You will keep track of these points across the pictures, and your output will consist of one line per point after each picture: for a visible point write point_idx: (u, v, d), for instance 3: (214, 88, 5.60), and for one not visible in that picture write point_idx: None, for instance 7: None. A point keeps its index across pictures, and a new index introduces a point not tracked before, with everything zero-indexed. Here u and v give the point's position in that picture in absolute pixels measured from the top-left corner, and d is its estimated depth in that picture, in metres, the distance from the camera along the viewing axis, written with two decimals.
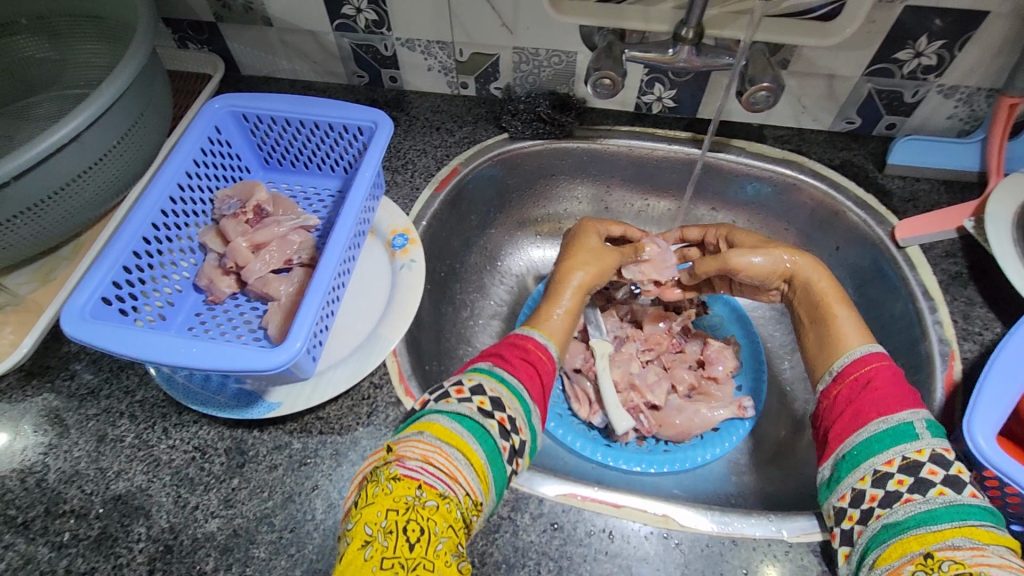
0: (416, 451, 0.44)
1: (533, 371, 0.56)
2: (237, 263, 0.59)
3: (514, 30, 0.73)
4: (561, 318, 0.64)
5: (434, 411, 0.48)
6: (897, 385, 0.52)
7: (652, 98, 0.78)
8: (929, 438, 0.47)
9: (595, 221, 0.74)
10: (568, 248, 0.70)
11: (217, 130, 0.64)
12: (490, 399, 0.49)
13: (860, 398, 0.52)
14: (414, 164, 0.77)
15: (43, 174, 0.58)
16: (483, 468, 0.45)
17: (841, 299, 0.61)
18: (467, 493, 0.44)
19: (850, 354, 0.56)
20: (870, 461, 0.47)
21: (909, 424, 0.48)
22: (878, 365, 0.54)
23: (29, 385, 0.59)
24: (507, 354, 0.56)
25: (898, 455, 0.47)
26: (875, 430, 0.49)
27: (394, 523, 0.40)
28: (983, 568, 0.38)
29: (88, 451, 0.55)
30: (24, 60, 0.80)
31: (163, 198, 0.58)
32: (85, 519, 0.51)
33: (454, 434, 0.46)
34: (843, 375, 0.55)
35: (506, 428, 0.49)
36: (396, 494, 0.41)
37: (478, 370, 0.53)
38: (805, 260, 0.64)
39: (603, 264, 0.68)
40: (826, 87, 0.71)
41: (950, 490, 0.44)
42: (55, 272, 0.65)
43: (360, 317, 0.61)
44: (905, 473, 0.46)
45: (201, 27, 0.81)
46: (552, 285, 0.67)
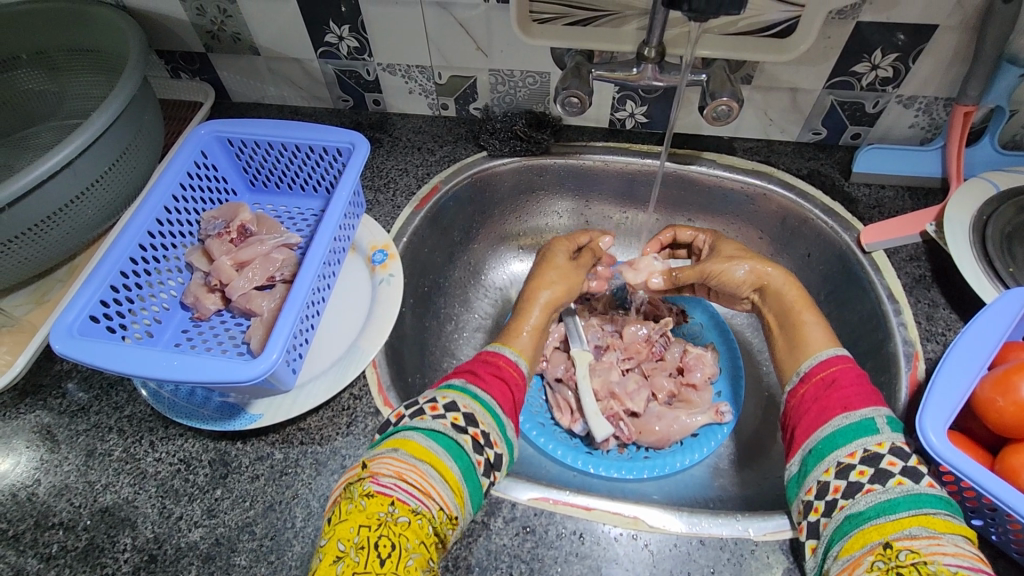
0: (390, 468, 0.45)
1: (505, 387, 0.57)
2: (221, 280, 0.61)
3: (489, 54, 0.76)
4: (530, 334, 0.66)
5: (408, 427, 0.49)
6: (860, 384, 0.53)
7: (625, 114, 0.80)
8: (890, 433, 0.48)
9: (563, 237, 0.75)
10: (539, 265, 0.72)
11: (204, 154, 0.67)
12: (464, 415, 0.51)
13: (826, 396, 0.53)
14: (396, 183, 0.80)
15: (37, 199, 0.61)
16: (457, 483, 0.47)
17: (808, 305, 0.63)
18: (442, 508, 0.45)
19: (816, 356, 0.57)
20: (834, 453, 0.49)
21: (871, 419, 0.49)
22: (843, 365, 0.55)
23: (22, 403, 0.61)
24: (480, 370, 0.57)
25: (860, 447, 0.48)
26: (838, 426, 0.50)
27: (366, 539, 0.41)
28: (937, 557, 0.40)
29: (78, 465, 0.57)
30: (24, 93, 0.84)
31: (150, 220, 0.60)
32: (73, 531, 0.53)
33: (429, 451, 0.47)
34: (810, 374, 0.56)
35: (480, 442, 0.50)
36: (370, 510, 0.43)
37: (451, 387, 0.54)
38: (776, 272, 0.66)
39: (570, 281, 0.70)
40: (791, 100, 0.74)
41: (909, 479, 0.45)
42: (50, 294, 0.68)
43: (340, 331, 0.63)
44: (865, 465, 0.47)
45: (192, 57, 0.85)
46: (520, 302, 0.69)
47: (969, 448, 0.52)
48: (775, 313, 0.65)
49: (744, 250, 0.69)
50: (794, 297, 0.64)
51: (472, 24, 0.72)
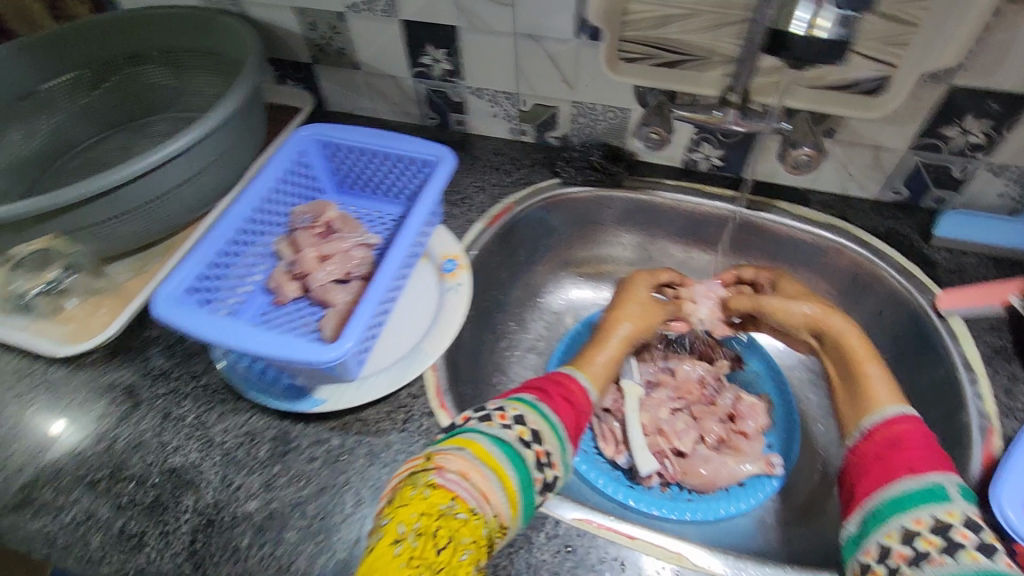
0: (455, 465, 0.46)
1: (573, 412, 0.58)
2: (304, 270, 0.65)
3: (573, 86, 0.79)
4: (605, 363, 0.67)
5: (475, 430, 0.50)
6: (930, 448, 0.51)
7: (700, 156, 0.81)
8: (961, 503, 0.46)
9: (645, 271, 0.77)
10: (620, 298, 0.74)
11: (302, 154, 0.72)
12: (531, 431, 0.52)
13: (889, 456, 0.52)
14: (471, 199, 0.83)
15: (154, 178, 0.67)
16: (515, 492, 0.47)
17: (876, 357, 0.62)
18: (496, 516, 0.46)
19: (880, 413, 0.56)
20: (899, 518, 0.47)
21: (940, 486, 0.47)
22: (908, 425, 0.53)
23: (112, 361, 0.66)
24: (551, 390, 0.58)
25: (928, 515, 0.46)
26: (904, 489, 0.48)
27: (426, 527, 0.42)
28: None
29: (153, 425, 0.61)
30: (150, 87, 0.94)
31: (249, 208, 0.65)
32: (143, 486, 0.57)
33: (492, 456, 0.48)
34: (873, 433, 0.54)
35: (542, 462, 0.51)
36: (432, 500, 0.44)
37: (522, 401, 0.55)
38: (837, 319, 0.65)
39: (649, 319, 0.72)
40: (872, 157, 0.73)
41: (983, 555, 0.43)
42: (149, 267, 0.73)
43: (406, 331, 0.66)
44: (934, 535, 0.44)
45: (299, 67, 0.92)
46: (598, 333, 0.70)
47: None
48: (840, 367, 0.64)
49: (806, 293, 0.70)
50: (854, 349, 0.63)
51: (561, 58, 0.76)
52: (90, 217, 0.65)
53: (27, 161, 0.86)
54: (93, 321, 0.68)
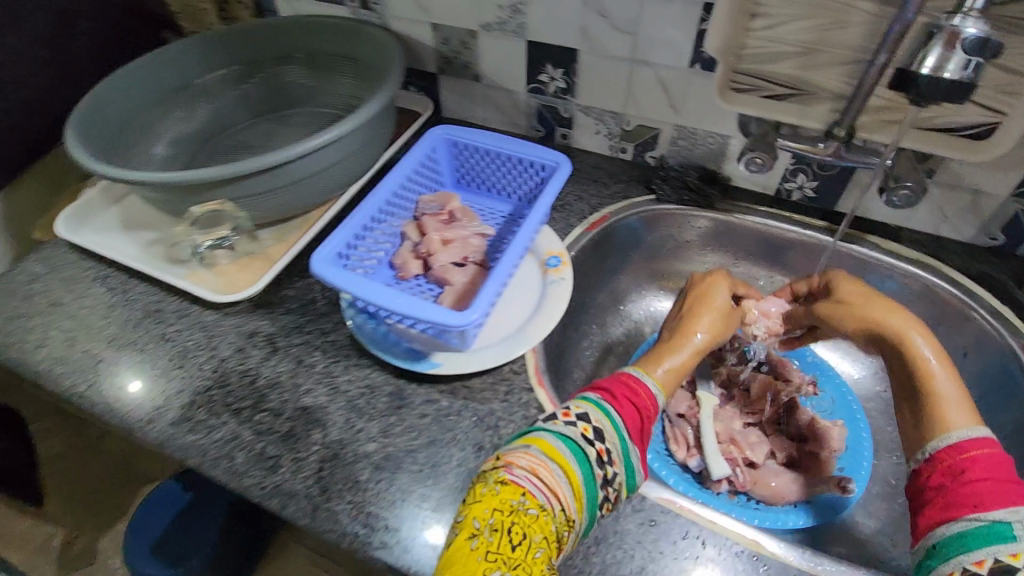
0: (524, 461, 0.50)
1: (636, 413, 0.59)
2: (428, 250, 0.74)
3: (679, 110, 0.85)
4: (672, 371, 0.67)
5: (542, 429, 0.54)
6: (1006, 476, 0.49)
7: (794, 186, 0.85)
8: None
9: (724, 275, 0.77)
10: (696, 305, 0.73)
11: (432, 150, 0.82)
12: (593, 429, 0.54)
13: (950, 489, 0.50)
14: (571, 206, 0.90)
15: (312, 160, 0.78)
16: (580, 486, 0.50)
17: (947, 369, 0.59)
18: (563, 510, 0.49)
19: (949, 436, 0.54)
20: (959, 557, 0.47)
21: (1007, 524, 0.46)
22: (980, 452, 0.51)
23: (255, 312, 0.76)
24: (616, 391, 0.60)
25: (990, 556, 0.45)
26: (966, 527, 0.47)
27: (499, 522, 0.46)
28: None
29: (289, 369, 0.70)
30: (290, 84, 1.06)
31: (388, 192, 0.75)
32: (279, 418, 0.65)
33: (558, 452, 0.51)
34: (936, 458, 0.53)
35: (603, 459, 0.53)
36: (503, 496, 0.48)
37: (586, 399, 0.57)
38: (909, 326, 0.62)
39: (726, 328, 0.73)
40: (970, 201, 0.76)
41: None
42: (288, 235, 0.84)
43: (512, 314, 0.73)
44: (994, 575, 0.44)
45: (424, 75, 1.03)
46: (671, 338, 0.71)
47: None
48: (901, 380, 0.62)
49: (880, 298, 0.67)
50: (921, 360, 0.60)
51: (673, 84, 0.83)
52: (255, 187, 0.76)
53: (188, 138, 0.99)
54: (242, 277, 0.79)
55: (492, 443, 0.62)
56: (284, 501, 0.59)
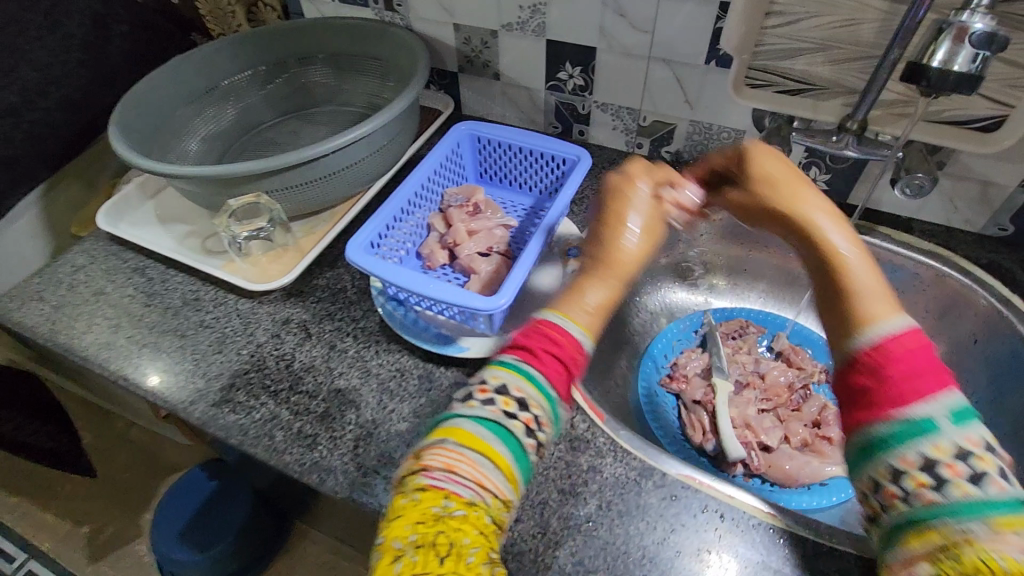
0: (439, 460, 0.44)
1: (563, 368, 0.50)
2: (454, 240, 0.77)
3: (694, 106, 0.88)
4: (595, 308, 0.53)
5: (456, 414, 0.47)
6: (935, 366, 0.43)
7: (807, 179, 0.88)
8: (952, 432, 0.40)
9: (643, 166, 0.64)
10: (603, 220, 0.59)
11: (457, 145, 0.85)
12: (515, 400, 0.47)
13: (877, 388, 0.43)
14: (589, 200, 0.93)
15: (343, 154, 0.82)
16: (509, 467, 0.45)
17: (858, 249, 0.51)
18: (496, 496, 0.44)
19: (881, 325, 0.46)
20: (887, 456, 0.41)
21: (931, 418, 0.40)
22: (904, 342, 0.44)
23: (288, 300, 0.80)
24: (535, 346, 0.51)
25: (918, 453, 0.39)
26: (892, 426, 0.41)
27: (424, 537, 0.42)
28: (1000, 550, 0.36)
29: (322, 353, 0.73)
30: (315, 83, 1.09)
31: (416, 184, 0.78)
32: (315, 399, 0.69)
33: (478, 439, 0.45)
34: (862, 356, 0.45)
35: (531, 428, 0.47)
36: (423, 505, 0.43)
37: (501, 365, 0.50)
38: (817, 210, 0.54)
39: (657, 232, 0.59)
40: (980, 191, 0.78)
41: (972, 485, 0.38)
42: (317, 228, 0.88)
43: (535, 301, 0.76)
44: (922, 472, 0.39)
45: (445, 74, 1.06)
46: (592, 262, 0.57)
47: None
48: (814, 273, 0.53)
49: (796, 176, 0.56)
50: (832, 246, 0.52)
51: (688, 80, 0.85)
52: (288, 181, 0.80)
53: (217, 136, 1.03)
54: (275, 267, 0.82)
55: None
56: (322, 476, 0.62)
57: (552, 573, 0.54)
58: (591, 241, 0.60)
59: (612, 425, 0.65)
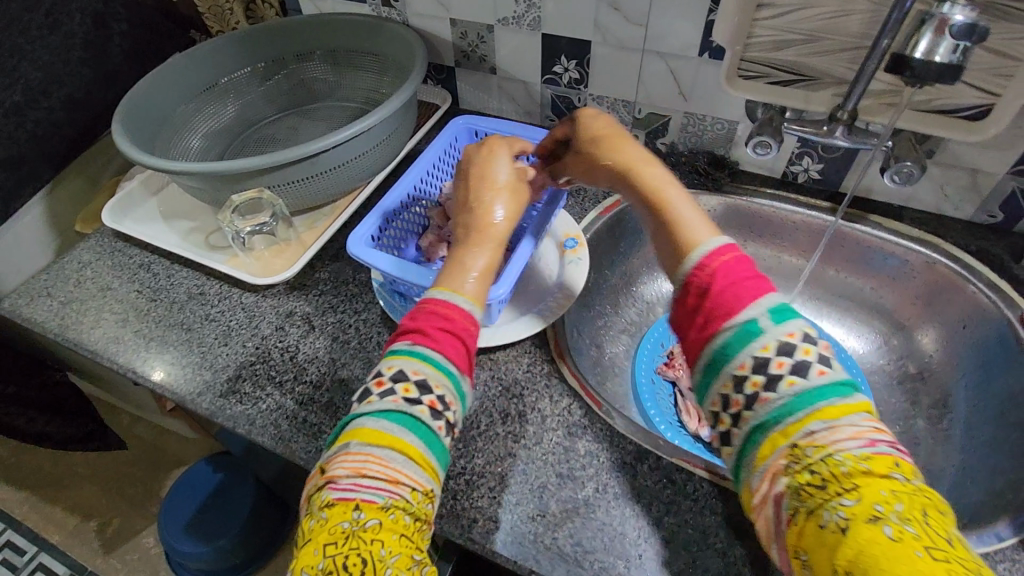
0: (342, 472, 0.47)
1: (459, 341, 0.55)
2: (454, 233, 0.79)
3: (689, 98, 0.89)
4: (481, 274, 0.60)
5: (359, 415, 0.51)
6: (755, 272, 0.51)
7: (800, 168, 0.89)
8: (774, 330, 0.47)
9: (499, 141, 0.73)
10: (481, 185, 0.67)
11: (456, 140, 0.87)
12: (415, 385, 0.51)
13: (707, 303, 0.51)
14: (585, 191, 0.95)
15: (344, 149, 0.83)
16: (421, 455, 0.49)
17: (671, 184, 0.62)
18: (414, 488, 0.48)
19: (704, 247, 0.54)
20: (727, 366, 0.48)
21: (754, 321, 0.48)
22: (723, 260, 0.52)
23: (292, 293, 0.81)
24: (426, 325, 0.55)
25: (748, 357, 0.47)
26: (724, 338, 0.49)
27: (336, 558, 0.44)
28: (839, 446, 0.42)
29: (326, 345, 0.75)
30: (313, 79, 1.10)
31: (416, 179, 0.80)
32: (320, 389, 0.70)
33: (383, 437, 0.49)
34: (690, 281, 0.52)
35: (437, 410, 0.51)
36: (333, 524, 0.46)
37: (398, 354, 0.53)
38: (640, 160, 0.64)
39: (522, 196, 0.68)
40: (969, 179, 0.79)
41: (800, 377, 0.45)
42: (318, 223, 0.89)
43: (534, 292, 0.78)
44: (757, 374, 0.46)
45: (442, 69, 1.07)
46: (474, 231, 0.64)
47: None
48: (642, 210, 0.62)
49: (621, 133, 0.69)
50: (651, 186, 0.62)
51: (682, 72, 0.86)
52: (289, 177, 0.81)
53: (217, 133, 1.04)
54: (279, 262, 0.84)
55: (517, 410, 0.67)
56: None
57: (552, 554, 0.56)
58: (462, 213, 0.67)
59: (609, 411, 0.66)
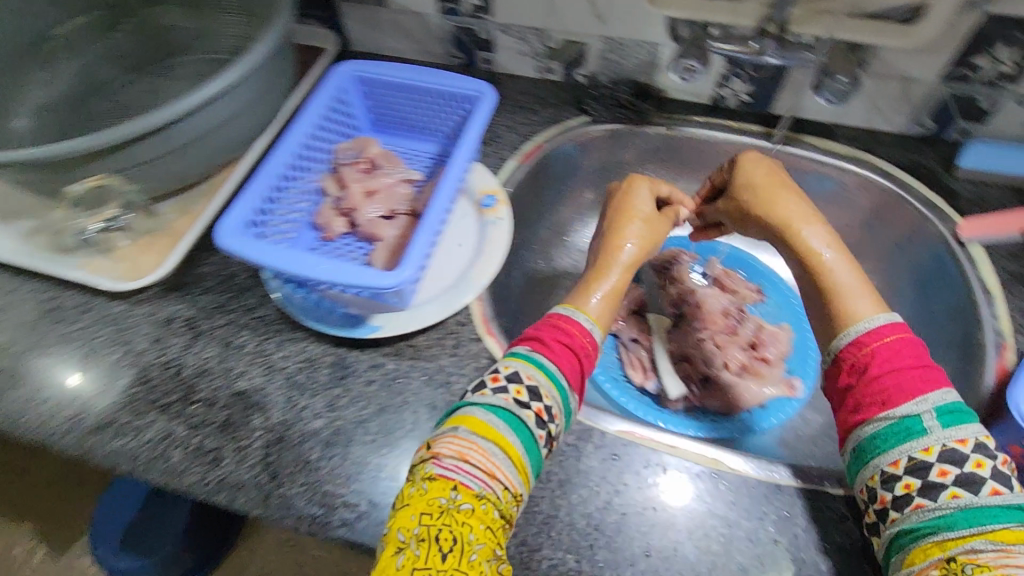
0: (450, 450, 0.47)
1: (574, 357, 0.55)
2: (351, 205, 0.67)
3: (605, 20, 0.79)
4: (606, 299, 0.61)
5: (469, 403, 0.51)
6: (920, 359, 0.48)
7: (729, 92, 0.82)
8: (940, 433, 0.44)
9: (645, 178, 0.70)
10: (618, 216, 0.67)
11: (340, 91, 0.73)
12: (527, 388, 0.51)
13: (857, 387, 0.48)
14: (502, 138, 0.84)
15: (204, 115, 0.69)
16: (519, 457, 0.48)
17: (832, 245, 0.57)
18: (506, 488, 0.47)
19: (864, 323, 0.51)
20: (877, 460, 0.45)
21: (915, 418, 0.45)
22: (885, 340, 0.49)
23: (169, 296, 0.69)
24: (546, 336, 0.55)
25: (904, 455, 0.44)
26: (878, 426, 0.46)
27: (427, 530, 0.44)
28: (1008, 571, 0.39)
29: (216, 354, 0.64)
30: (167, 28, 0.91)
31: (296, 145, 0.66)
32: (214, 407, 0.61)
33: (491, 427, 0.48)
34: (840, 360, 0.51)
35: (543, 418, 0.50)
36: (431, 496, 0.46)
37: (515, 356, 0.54)
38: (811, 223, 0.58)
39: (655, 235, 0.66)
40: (901, 89, 0.75)
41: (966, 491, 0.42)
42: (192, 207, 0.75)
43: (452, 263, 0.69)
44: (913, 476, 0.44)
45: (322, 5, 0.91)
46: (600, 257, 0.64)
47: None
48: (797, 273, 0.58)
49: (785, 181, 0.63)
50: (809, 248, 0.57)
51: None
52: (140, 156, 0.66)
53: (54, 104, 0.85)
54: (148, 259, 0.71)
55: (445, 401, 0.60)
56: (232, 494, 0.56)
57: None
58: (595, 245, 0.67)
59: None
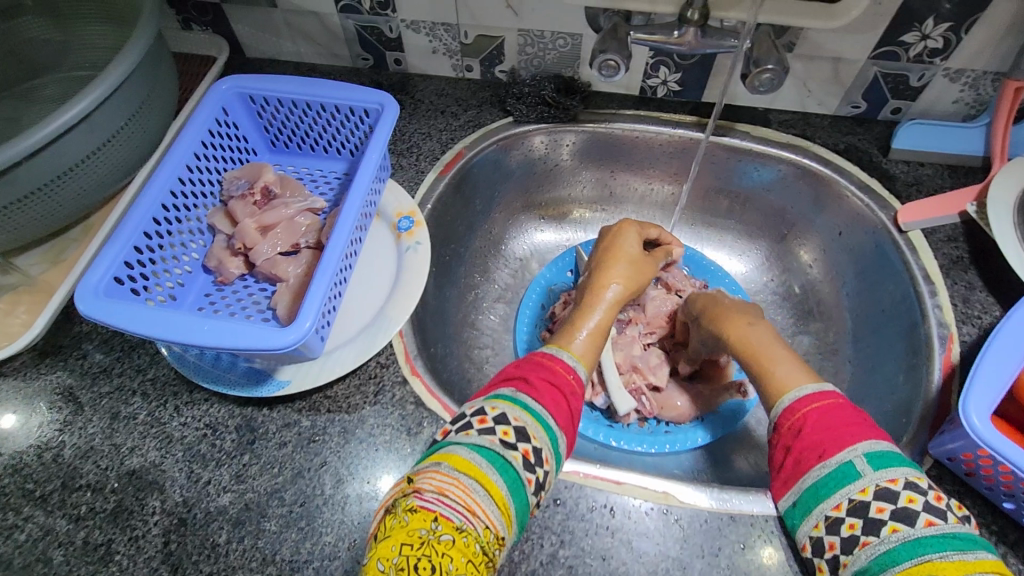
0: (432, 482, 0.41)
1: (561, 396, 0.49)
2: (245, 243, 0.60)
3: (519, 12, 0.72)
4: (589, 335, 0.57)
5: (453, 442, 0.44)
6: (852, 419, 0.45)
7: (657, 81, 0.77)
8: (873, 474, 0.41)
9: (635, 222, 0.68)
10: (605, 257, 0.64)
11: (225, 112, 0.64)
12: (514, 429, 0.45)
13: (795, 447, 0.46)
14: (419, 147, 0.77)
15: (54, 153, 0.58)
16: (504, 500, 0.41)
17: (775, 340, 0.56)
18: (488, 527, 0.40)
19: (798, 389, 0.49)
20: (819, 507, 0.43)
21: (849, 464, 0.42)
22: (815, 405, 0.47)
23: (42, 363, 0.60)
24: (532, 377, 0.50)
25: (844, 498, 0.42)
26: (815, 477, 0.43)
27: (406, 558, 0.37)
28: None
29: (103, 428, 0.56)
30: None
31: (172, 179, 0.58)
32: (101, 493, 0.53)
33: (474, 465, 0.42)
34: (778, 427, 0.48)
35: (531, 460, 0.44)
36: (412, 527, 0.39)
37: (500, 399, 0.47)
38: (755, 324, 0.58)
39: (639, 279, 0.63)
40: (832, 70, 0.71)
41: (904, 524, 0.39)
42: (65, 253, 0.66)
43: (367, 298, 0.62)
44: (855, 517, 0.41)
45: (205, 8, 0.81)
46: (584, 296, 0.61)
47: (1007, 430, 0.50)
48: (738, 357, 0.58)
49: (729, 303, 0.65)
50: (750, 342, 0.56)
51: None
52: None
53: None
54: (13, 321, 0.61)
55: (370, 458, 0.54)
56: None
57: None
58: (582, 286, 0.64)
59: None
